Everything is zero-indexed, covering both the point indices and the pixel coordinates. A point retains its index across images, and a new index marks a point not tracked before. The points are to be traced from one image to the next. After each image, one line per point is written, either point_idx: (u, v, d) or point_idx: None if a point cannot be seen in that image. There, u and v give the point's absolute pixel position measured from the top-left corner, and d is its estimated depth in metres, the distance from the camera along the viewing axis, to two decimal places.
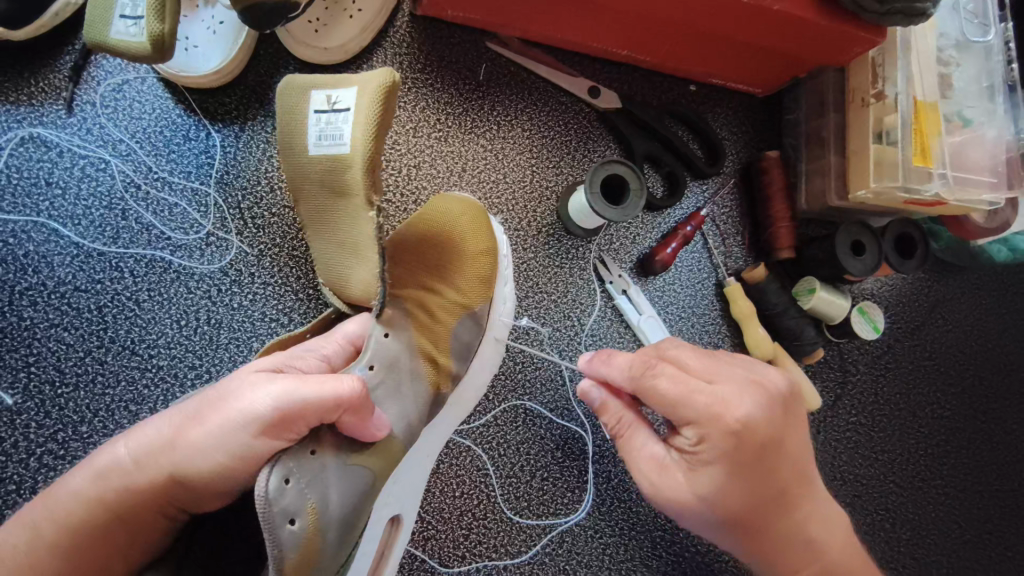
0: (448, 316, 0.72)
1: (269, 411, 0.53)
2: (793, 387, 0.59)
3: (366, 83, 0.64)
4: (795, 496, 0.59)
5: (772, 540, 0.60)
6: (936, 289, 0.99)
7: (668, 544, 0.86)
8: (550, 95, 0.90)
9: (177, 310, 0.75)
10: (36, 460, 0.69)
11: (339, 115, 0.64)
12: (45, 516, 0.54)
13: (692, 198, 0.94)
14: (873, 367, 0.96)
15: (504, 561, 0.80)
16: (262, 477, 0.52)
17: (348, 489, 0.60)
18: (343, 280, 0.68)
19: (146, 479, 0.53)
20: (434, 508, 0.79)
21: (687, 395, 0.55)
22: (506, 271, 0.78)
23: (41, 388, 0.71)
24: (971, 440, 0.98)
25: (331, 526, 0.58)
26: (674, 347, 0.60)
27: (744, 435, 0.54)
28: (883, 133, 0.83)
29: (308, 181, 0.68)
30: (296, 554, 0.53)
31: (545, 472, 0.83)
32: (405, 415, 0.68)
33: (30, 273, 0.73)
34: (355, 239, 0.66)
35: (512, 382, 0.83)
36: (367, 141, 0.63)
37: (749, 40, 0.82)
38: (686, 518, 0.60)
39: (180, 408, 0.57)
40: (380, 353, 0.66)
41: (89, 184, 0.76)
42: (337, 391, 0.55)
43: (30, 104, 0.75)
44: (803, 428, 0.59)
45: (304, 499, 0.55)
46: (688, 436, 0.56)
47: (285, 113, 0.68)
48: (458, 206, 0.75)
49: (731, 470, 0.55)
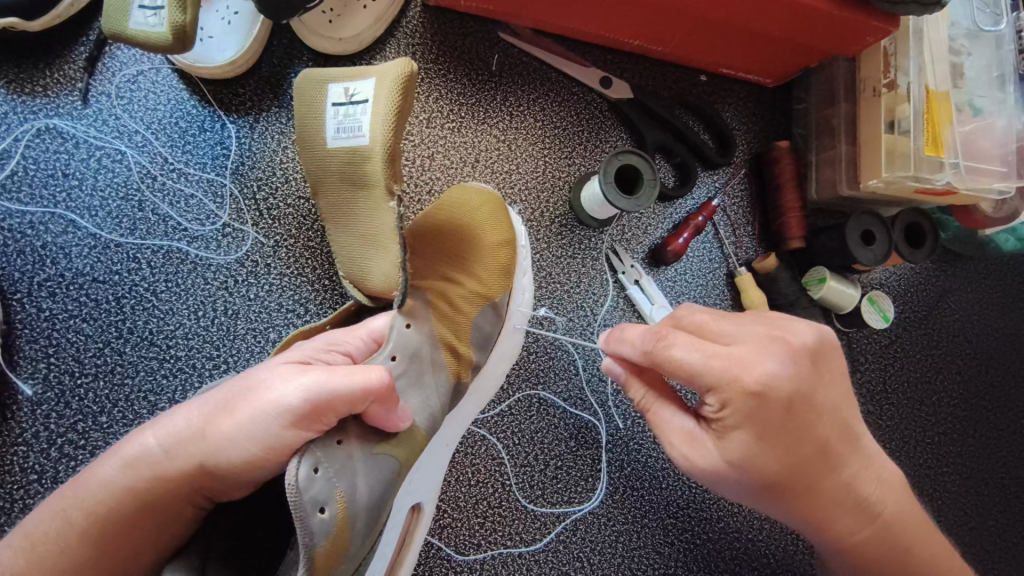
0: (468, 306, 0.73)
1: (299, 403, 0.53)
2: (821, 337, 0.58)
3: (384, 74, 0.64)
4: (825, 459, 0.59)
5: (815, 504, 0.62)
6: (944, 279, 1.00)
7: (679, 532, 0.87)
8: (562, 86, 0.90)
9: (194, 301, 0.76)
10: (57, 450, 0.70)
11: (357, 106, 0.65)
12: (80, 501, 0.55)
13: (703, 188, 0.94)
14: (881, 356, 0.97)
15: (518, 549, 0.81)
16: (291, 467, 0.52)
17: (376, 477, 0.61)
18: (365, 272, 0.69)
19: (176, 468, 0.55)
20: (450, 496, 0.80)
21: (704, 361, 0.54)
22: (525, 262, 0.79)
23: (62, 379, 0.71)
24: (977, 427, 0.99)
25: (359, 512, 0.58)
26: (688, 313, 0.61)
27: (767, 395, 0.54)
28: (895, 122, 0.84)
29: (326, 171, 0.68)
30: (327, 542, 0.54)
31: (559, 461, 0.84)
32: (429, 405, 0.69)
33: (48, 264, 0.73)
34: (376, 231, 0.66)
35: (527, 372, 0.84)
36: (386, 131, 0.63)
37: (763, 30, 0.82)
38: (720, 485, 0.60)
39: (210, 399, 0.58)
40: (401, 343, 0.66)
41: (106, 175, 0.76)
42: (366, 383, 0.56)
43: (45, 95, 0.75)
44: (832, 378, 0.58)
45: (332, 487, 0.55)
46: (710, 403, 0.56)
47: (306, 106, 0.69)
48: (477, 197, 0.76)
49: (759, 432, 0.55)
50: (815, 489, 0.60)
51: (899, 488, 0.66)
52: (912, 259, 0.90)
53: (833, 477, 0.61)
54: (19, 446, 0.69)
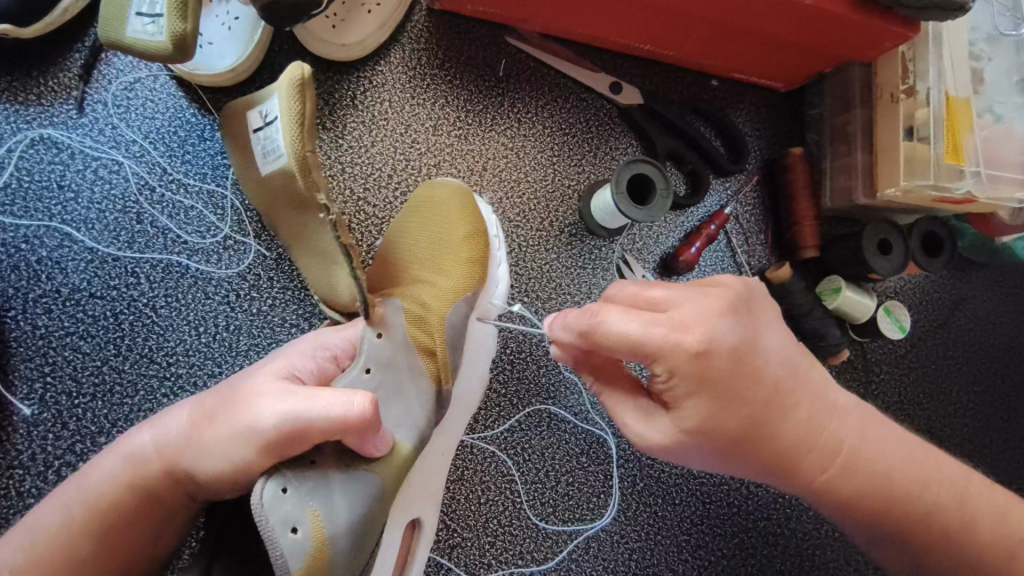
0: (439, 304, 0.69)
1: (272, 430, 0.51)
2: (749, 285, 0.56)
3: (281, 86, 0.61)
4: (781, 396, 0.55)
5: (823, 459, 0.58)
6: (960, 287, 0.98)
7: (694, 549, 0.85)
8: (571, 92, 0.88)
9: (195, 316, 0.73)
10: (54, 473, 0.68)
11: (272, 126, 0.63)
12: (87, 514, 0.55)
13: (715, 196, 0.92)
14: (897, 366, 0.95)
15: (530, 568, 0.79)
16: (256, 487, 0.50)
17: (358, 497, 0.57)
18: (333, 291, 0.68)
19: (164, 462, 0.56)
20: (459, 515, 0.78)
21: (645, 328, 0.50)
22: (499, 251, 0.78)
23: (58, 399, 0.69)
24: (994, 437, 0.97)
25: (346, 531, 0.55)
26: (616, 290, 0.57)
27: (711, 352, 0.50)
28: (914, 129, 0.81)
29: (274, 193, 0.66)
30: (302, 564, 0.51)
31: (570, 477, 0.82)
32: (411, 418, 0.66)
33: (43, 280, 0.71)
34: (327, 246, 0.65)
35: (536, 386, 0.82)
36: (295, 142, 0.60)
37: (776, 35, 0.81)
38: (684, 457, 0.57)
39: (198, 404, 0.57)
40: (375, 354, 0.64)
41: (103, 187, 0.73)
42: (346, 416, 0.51)
43: (39, 104, 0.73)
44: (766, 322, 0.55)
45: (306, 506, 0.53)
46: (658, 373, 0.52)
47: (238, 135, 0.68)
48: (448, 192, 0.75)
49: (714, 394, 0.52)
50: (770, 435, 0.56)
51: (959, 506, 0.60)
52: (929, 268, 0.88)
53: (787, 418, 0.55)
54: (15, 469, 0.67)
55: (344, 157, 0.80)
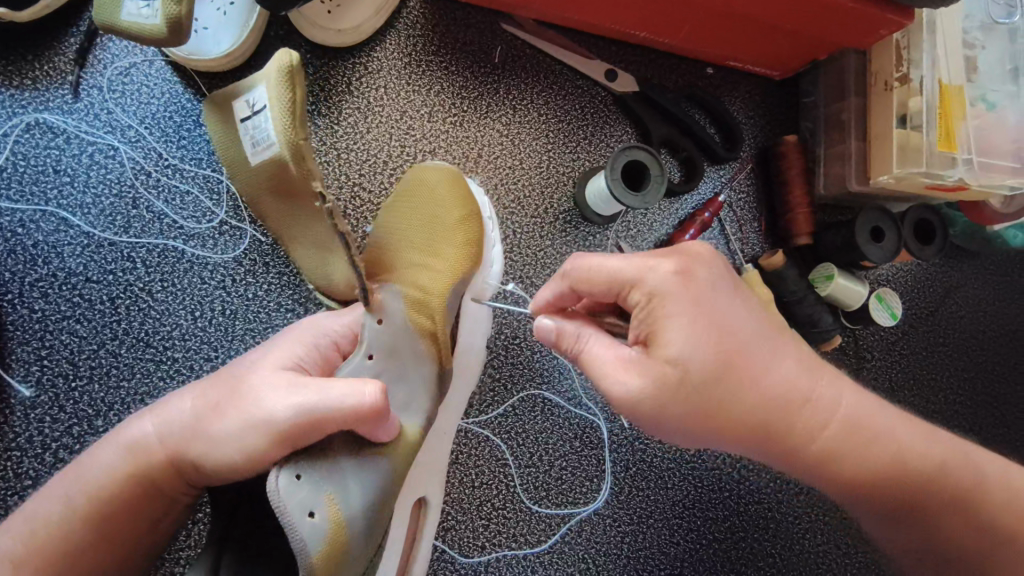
0: (438, 286, 0.70)
1: (287, 420, 0.52)
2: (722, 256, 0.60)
3: (269, 74, 0.59)
4: (771, 382, 0.55)
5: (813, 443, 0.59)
6: (951, 275, 0.99)
7: (685, 532, 0.86)
8: (566, 79, 0.88)
9: (191, 301, 0.74)
10: (51, 455, 0.68)
11: (260, 116, 0.61)
12: (88, 498, 0.56)
13: (709, 183, 0.92)
14: (888, 353, 0.96)
15: (523, 551, 0.80)
16: (272, 476, 0.50)
17: (369, 482, 0.58)
18: (328, 282, 0.69)
19: (162, 446, 0.57)
20: (455, 499, 0.79)
21: (624, 261, 0.56)
22: (493, 234, 0.79)
23: (56, 382, 0.70)
24: (983, 424, 0.98)
25: (358, 516, 0.56)
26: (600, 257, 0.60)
27: (688, 270, 0.55)
28: (907, 117, 0.82)
29: (264, 184, 0.66)
30: (323, 547, 0.51)
31: (564, 461, 0.83)
32: (414, 400, 0.67)
33: (40, 264, 0.71)
34: (320, 240, 0.66)
35: (531, 371, 0.83)
36: (286, 134, 0.58)
37: (772, 23, 0.81)
38: (662, 422, 0.55)
39: (202, 394, 0.58)
40: (377, 340, 0.64)
41: (99, 171, 0.74)
42: (361, 401, 0.53)
43: (34, 88, 0.73)
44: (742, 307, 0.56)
45: (321, 492, 0.53)
46: (637, 298, 0.55)
47: (225, 122, 0.67)
48: (442, 176, 0.75)
49: (691, 309, 0.53)
50: (757, 417, 0.55)
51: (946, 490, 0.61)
52: (920, 255, 0.89)
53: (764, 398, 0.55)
54: (13, 451, 0.68)
55: (340, 143, 0.80)
